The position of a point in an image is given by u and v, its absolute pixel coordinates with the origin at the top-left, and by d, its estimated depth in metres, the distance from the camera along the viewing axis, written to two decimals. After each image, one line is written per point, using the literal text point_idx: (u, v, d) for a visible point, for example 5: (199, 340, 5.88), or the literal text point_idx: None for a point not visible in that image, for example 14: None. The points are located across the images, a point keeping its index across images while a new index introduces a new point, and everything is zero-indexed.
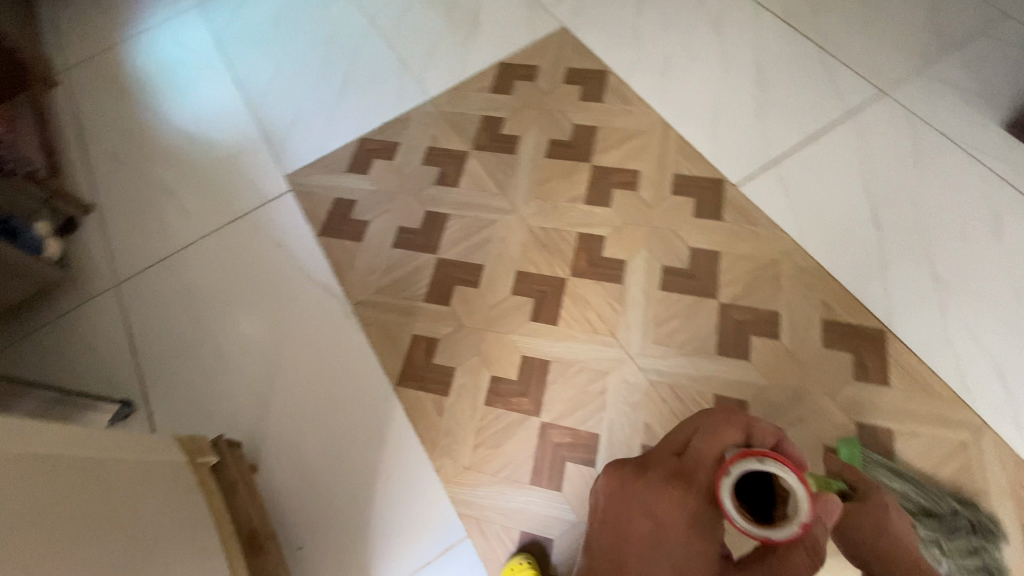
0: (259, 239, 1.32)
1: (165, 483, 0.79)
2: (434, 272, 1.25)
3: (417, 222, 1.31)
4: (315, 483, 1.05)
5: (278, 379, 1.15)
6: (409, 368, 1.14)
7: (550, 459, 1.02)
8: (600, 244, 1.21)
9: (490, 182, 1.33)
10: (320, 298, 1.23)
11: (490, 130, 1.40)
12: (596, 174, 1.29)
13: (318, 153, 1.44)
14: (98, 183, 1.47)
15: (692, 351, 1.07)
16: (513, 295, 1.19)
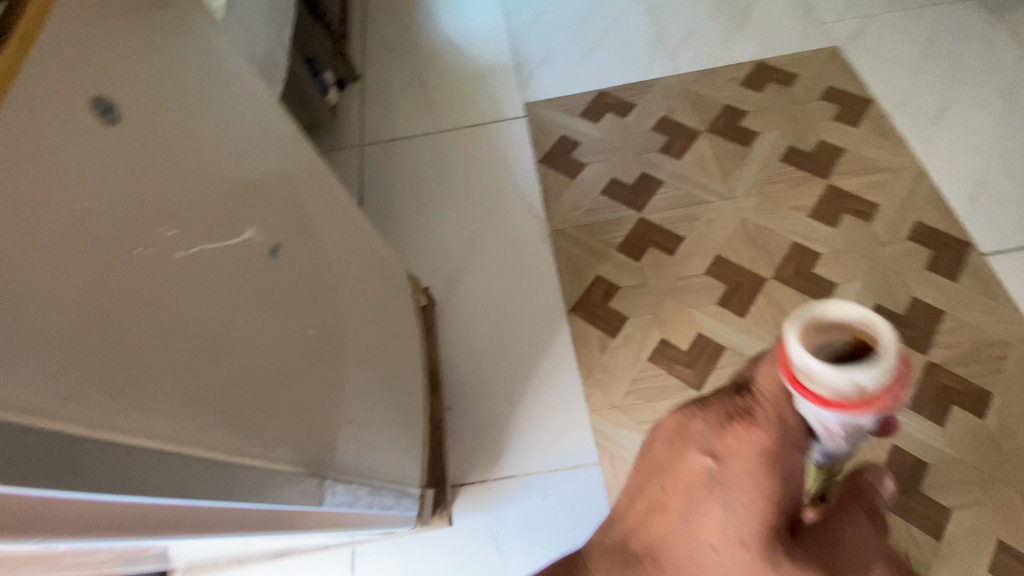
0: (487, 146, 1.45)
1: (395, 301, 0.93)
2: (634, 226, 1.27)
3: (631, 177, 1.34)
4: (476, 364, 1.14)
5: (469, 267, 1.26)
6: (585, 301, 1.19)
7: None
8: (812, 259, 1.17)
9: (715, 166, 1.33)
10: (522, 214, 1.33)
11: (729, 119, 1.40)
12: (828, 193, 1.25)
13: (559, 91, 1.52)
14: (368, 59, 1.68)
15: None
16: (707, 274, 1.18)
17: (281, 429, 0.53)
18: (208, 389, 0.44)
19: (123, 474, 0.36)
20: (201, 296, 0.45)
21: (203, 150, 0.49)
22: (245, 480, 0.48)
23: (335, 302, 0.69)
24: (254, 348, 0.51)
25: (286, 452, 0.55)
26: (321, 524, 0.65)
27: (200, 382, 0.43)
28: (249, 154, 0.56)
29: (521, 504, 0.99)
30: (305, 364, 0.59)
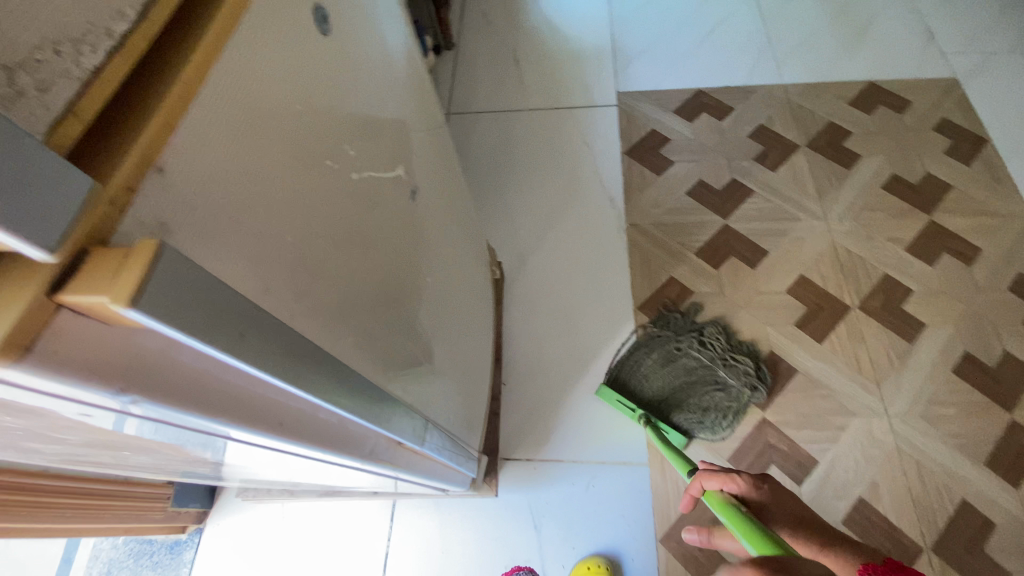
0: (573, 130, 1.42)
1: (475, 269, 0.93)
2: (716, 233, 1.23)
3: (719, 183, 1.30)
4: (535, 345, 1.14)
5: (541, 248, 1.25)
6: (654, 300, 1.17)
7: (757, 451, 0.99)
8: (902, 295, 1.11)
9: (810, 184, 1.27)
10: (602, 203, 1.30)
11: (831, 137, 1.34)
12: (930, 229, 1.19)
13: (655, 85, 1.48)
14: (464, 28, 1.67)
15: (957, 446, 0.97)
16: (787, 293, 1.14)
17: (392, 378, 0.46)
18: (359, 321, 0.39)
19: (298, 380, 0.29)
20: (372, 216, 0.40)
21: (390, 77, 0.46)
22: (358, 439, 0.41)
23: (442, 258, 0.66)
24: (400, 285, 0.48)
25: (412, 396, 0.52)
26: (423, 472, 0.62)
27: (347, 313, 0.37)
28: (395, 86, 0.48)
29: (566, 490, 0.99)
30: (422, 309, 0.55)
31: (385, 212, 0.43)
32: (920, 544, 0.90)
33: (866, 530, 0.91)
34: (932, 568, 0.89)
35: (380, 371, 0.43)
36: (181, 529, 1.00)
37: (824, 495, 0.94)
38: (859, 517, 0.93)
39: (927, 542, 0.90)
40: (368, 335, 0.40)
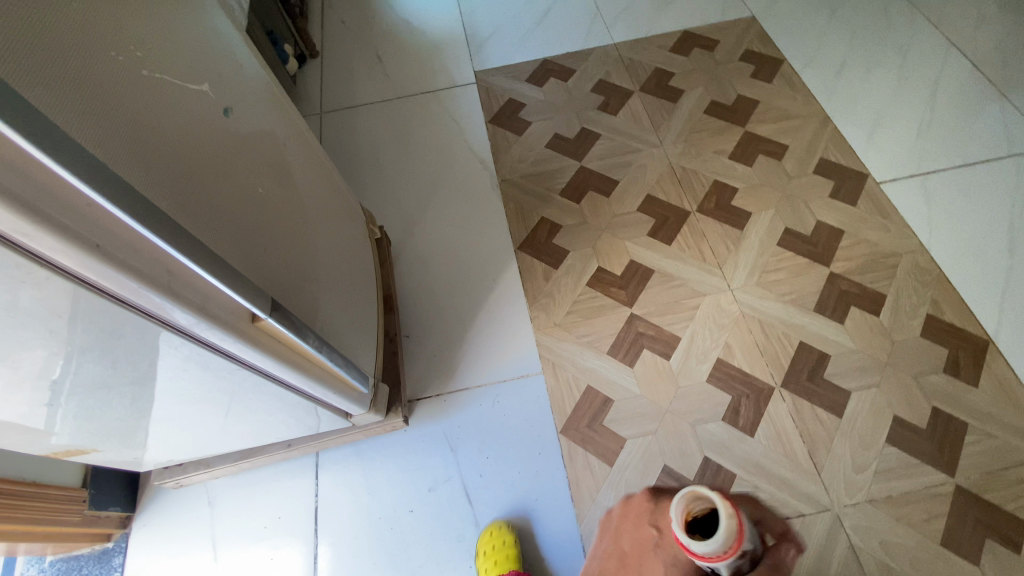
0: (439, 110, 1.55)
1: (350, 226, 1.02)
2: (574, 173, 1.39)
3: (572, 132, 1.46)
4: (431, 296, 1.24)
5: (425, 214, 1.36)
6: (530, 239, 1.30)
7: (630, 341, 1.13)
8: (731, 194, 1.31)
9: (646, 120, 1.46)
10: (473, 167, 1.43)
11: (659, 80, 1.54)
12: (745, 138, 1.40)
13: (506, 61, 1.65)
14: (326, 38, 1.78)
15: (790, 301, 1.15)
16: (640, 211, 1.30)
17: (240, 258, 0.55)
18: (186, 193, 0.48)
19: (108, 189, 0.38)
20: (182, 112, 0.50)
21: (186, 17, 0.56)
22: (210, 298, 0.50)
23: (294, 192, 0.75)
24: (233, 187, 0.57)
25: (271, 287, 0.61)
26: (309, 374, 0.71)
27: (170, 179, 0.46)
28: (198, 29, 0.58)
29: (475, 412, 1.09)
30: (271, 221, 0.64)
31: (200, 116, 0.53)
32: (771, 383, 1.06)
33: (727, 383, 1.07)
34: (784, 401, 1.05)
35: (221, 241, 0.52)
36: (106, 537, 1.01)
37: (690, 363, 1.09)
38: (720, 374, 1.08)
39: (776, 380, 1.07)
40: (197, 205, 0.49)
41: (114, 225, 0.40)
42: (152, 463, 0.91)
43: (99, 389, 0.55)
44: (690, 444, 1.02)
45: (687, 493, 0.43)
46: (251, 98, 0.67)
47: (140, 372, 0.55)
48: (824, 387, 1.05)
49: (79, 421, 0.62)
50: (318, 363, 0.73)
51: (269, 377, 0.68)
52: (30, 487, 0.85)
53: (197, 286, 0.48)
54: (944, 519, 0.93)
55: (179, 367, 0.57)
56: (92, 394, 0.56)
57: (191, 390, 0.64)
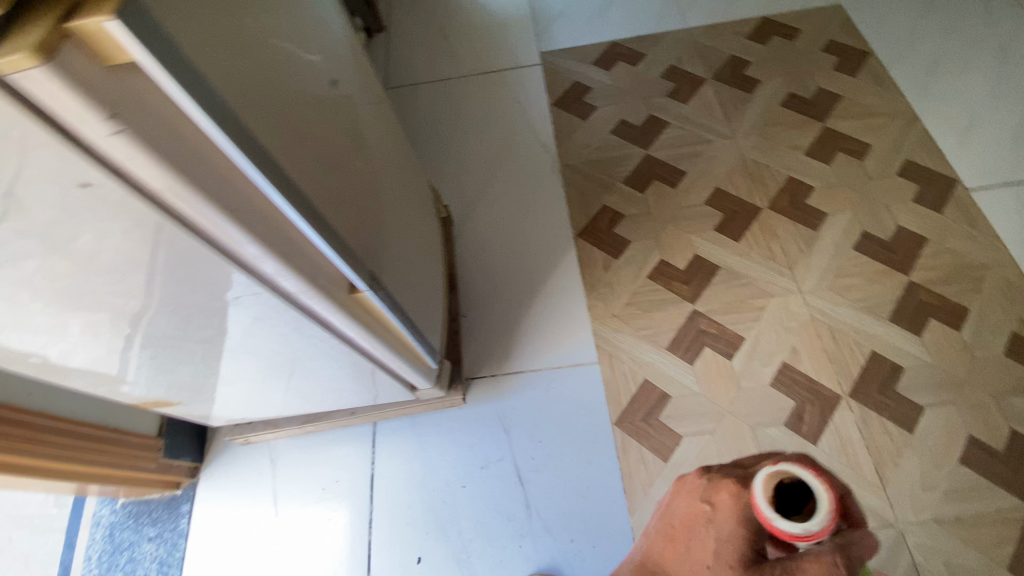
0: (503, 90, 1.53)
1: (419, 203, 1.03)
2: (641, 161, 1.35)
3: (639, 119, 1.42)
4: (488, 278, 1.23)
5: (486, 194, 1.35)
6: (592, 227, 1.27)
7: (691, 336, 1.11)
8: (805, 192, 1.26)
9: (718, 111, 1.41)
10: (536, 150, 1.41)
11: (733, 69, 1.48)
12: (824, 134, 1.34)
13: (574, 43, 1.61)
14: (393, 13, 1.77)
15: (863, 307, 1.11)
16: (707, 204, 1.27)
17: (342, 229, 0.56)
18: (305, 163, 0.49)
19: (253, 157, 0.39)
20: (301, 82, 0.51)
21: None
22: (310, 264, 0.51)
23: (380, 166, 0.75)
24: (338, 157, 0.58)
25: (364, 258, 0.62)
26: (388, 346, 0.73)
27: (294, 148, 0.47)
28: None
29: (529, 396, 1.09)
30: (364, 194, 0.65)
31: (314, 86, 0.53)
32: (838, 391, 1.03)
33: (791, 387, 1.04)
34: (851, 410, 1.01)
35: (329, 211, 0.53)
36: (176, 486, 1.07)
37: (753, 364, 1.07)
38: (784, 377, 1.05)
39: (843, 389, 1.03)
40: (310, 175, 0.49)
41: (247, 190, 0.41)
42: (224, 419, 0.96)
43: (200, 338, 0.58)
44: (749, 446, 0.99)
45: (772, 468, 0.40)
46: (347, 68, 0.67)
47: (235, 325, 0.56)
48: (895, 400, 1.01)
49: (175, 368, 0.65)
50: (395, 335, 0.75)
51: (348, 344, 0.69)
52: (113, 433, 0.91)
53: (299, 253, 0.49)
54: (1017, 547, 0.89)
55: (271, 325, 0.58)
56: (191, 343, 0.58)
57: (275, 348, 0.66)
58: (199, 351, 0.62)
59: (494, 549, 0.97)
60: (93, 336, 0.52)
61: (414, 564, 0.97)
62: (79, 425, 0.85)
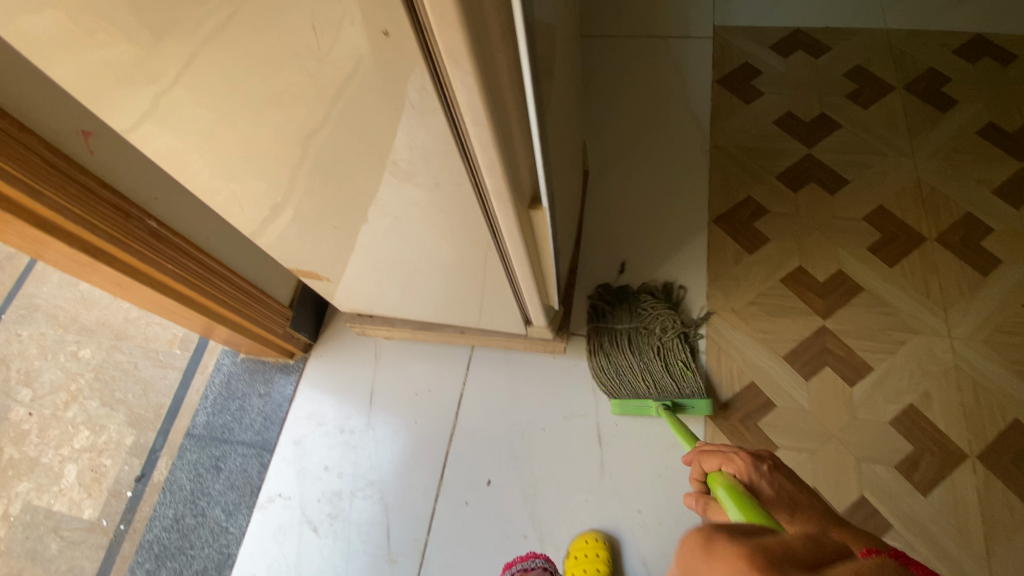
0: (667, 53, 1.45)
1: (573, 144, 1.01)
2: (799, 160, 1.26)
3: (808, 116, 1.32)
4: (611, 239, 1.21)
5: (627, 156, 1.30)
6: (731, 215, 1.21)
7: (813, 351, 1.04)
8: (982, 233, 1.13)
9: (901, 124, 1.28)
10: (688, 123, 1.34)
11: (930, 83, 1.33)
12: (1021, 176, 1.19)
13: (752, 22, 1.48)
14: None
15: (1019, 372, 1.00)
16: (862, 220, 1.17)
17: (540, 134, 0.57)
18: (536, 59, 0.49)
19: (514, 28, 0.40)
20: None
21: None
22: (512, 161, 0.52)
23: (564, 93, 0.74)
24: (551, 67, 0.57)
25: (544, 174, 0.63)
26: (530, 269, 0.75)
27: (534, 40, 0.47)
28: None
29: None
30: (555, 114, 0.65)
31: None
32: (965, 450, 0.95)
33: (912, 432, 0.96)
34: (974, 472, 0.93)
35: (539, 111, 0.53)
36: (289, 355, 1.18)
37: (875, 397, 0.99)
38: (907, 420, 0.97)
39: (972, 449, 0.95)
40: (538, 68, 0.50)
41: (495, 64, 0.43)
42: (350, 305, 1.03)
43: (384, 203, 0.62)
44: (849, 477, 0.94)
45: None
46: None
47: (424, 203, 0.61)
48: None
49: (344, 229, 0.70)
50: (539, 261, 0.76)
51: (497, 252, 0.71)
52: (257, 292, 1.00)
53: (509, 148, 0.51)
54: None
55: (451, 213, 0.62)
56: (377, 205, 0.63)
57: (435, 237, 0.69)
58: (375, 218, 0.66)
59: (561, 495, 1.00)
60: (306, 171, 0.58)
61: (483, 485, 1.02)
62: (236, 276, 0.94)
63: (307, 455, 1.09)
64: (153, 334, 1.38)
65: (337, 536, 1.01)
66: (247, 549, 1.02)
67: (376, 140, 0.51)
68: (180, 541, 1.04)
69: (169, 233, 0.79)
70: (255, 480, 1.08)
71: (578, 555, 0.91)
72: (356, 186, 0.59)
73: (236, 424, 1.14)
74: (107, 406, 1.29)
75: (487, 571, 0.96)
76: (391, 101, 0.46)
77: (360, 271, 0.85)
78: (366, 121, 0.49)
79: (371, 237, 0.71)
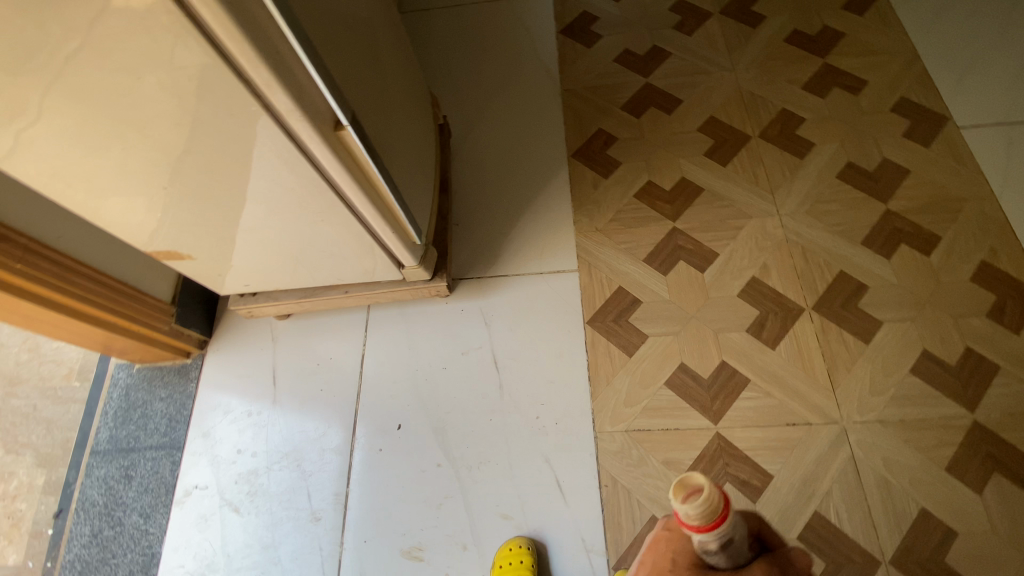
0: (512, 13, 1.54)
1: (415, 96, 1.08)
2: (639, 89, 1.39)
3: (643, 50, 1.45)
4: (482, 187, 1.28)
5: (487, 111, 1.39)
6: (586, 147, 1.31)
7: (669, 250, 1.16)
8: (796, 123, 1.29)
9: (721, 44, 1.43)
10: (539, 73, 1.44)
11: (742, 5, 1.49)
12: (823, 70, 1.36)
13: None
14: None
15: (838, 232, 1.15)
16: (698, 131, 1.30)
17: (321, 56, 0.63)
18: None
19: None
20: None
21: None
22: (290, 79, 0.59)
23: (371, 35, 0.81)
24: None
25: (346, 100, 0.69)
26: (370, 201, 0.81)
27: None
28: None
29: (511, 295, 1.16)
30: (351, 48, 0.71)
31: None
32: (802, 305, 1.08)
33: (758, 299, 1.09)
34: (813, 321, 1.07)
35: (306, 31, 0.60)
36: (187, 355, 1.18)
37: (724, 277, 1.12)
38: (753, 290, 1.10)
39: (808, 303, 1.08)
40: None
41: None
42: (232, 288, 1.05)
43: (197, 150, 0.66)
44: (712, 348, 1.05)
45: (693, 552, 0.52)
46: None
47: (238, 144, 0.65)
48: (857, 316, 1.06)
49: (183, 198, 0.73)
50: (380, 194, 0.82)
51: (319, 176, 0.73)
52: (130, 290, 1.01)
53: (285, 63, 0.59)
54: (953, 449, 0.95)
55: (266, 150, 0.67)
56: (206, 163, 0.68)
57: (267, 182, 0.73)
58: (209, 177, 0.70)
59: (467, 422, 1.07)
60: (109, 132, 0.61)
61: (395, 430, 1.08)
62: (100, 274, 0.95)
63: (218, 444, 1.10)
64: (46, 373, 1.26)
65: (259, 510, 1.03)
66: (170, 544, 1.03)
67: (164, 84, 0.56)
68: (101, 554, 1.04)
69: (11, 233, 0.81)
70: (169, 479, 1.08)
71: (502, 563, 0.92)
72: (172, 143, 0.64)
73: (142, 432, 1.13)
74: (13, 452, 1.17)
75: (408, 505, 1.01)
76: (164, 37, 0.51)
77: (219, 244, 0.87)
78: (145, 60, 0.53)
79: (210, 198, 0.74)
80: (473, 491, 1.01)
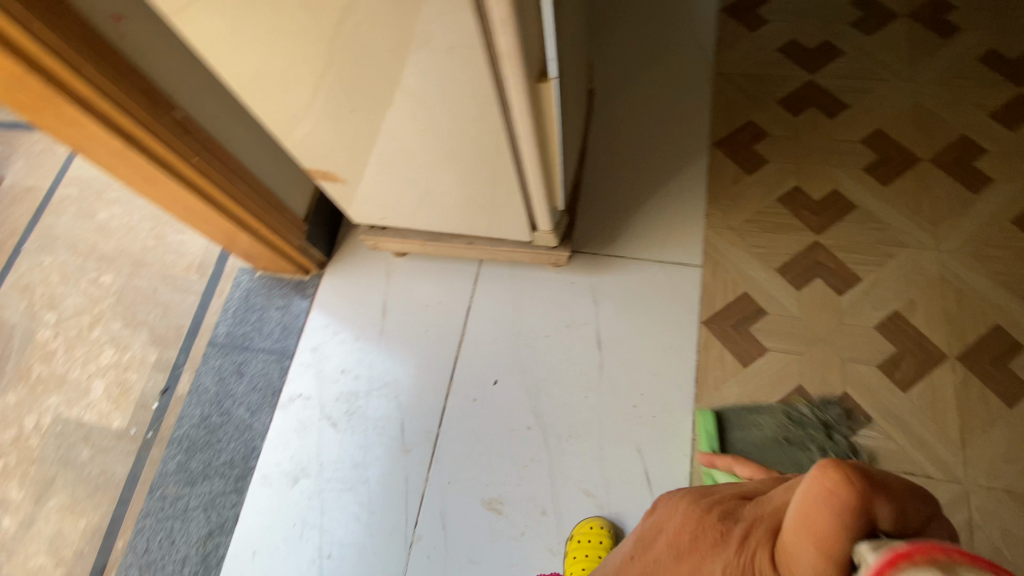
0: None
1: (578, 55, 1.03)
2: (801, 86, 1.28)
3: (811, 43, 1.34)
4: (615, 161, 1.24)
5: (631, 82, 1.32)
6: (732, 138, 1.24)
7: (805, 265, 1.09)
8: (975, 153, 1.16)
9: (903, 51, 1.30)
10: (694, 50, 1.35)
11: (935, 10, 1.33)
12: (1019, 99, 1.21)
13: None
14: None
15: (1003, 282, 1.04)
16: (859, 143, 1.20)
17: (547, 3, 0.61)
18: None
19: None
20: None
21: None
22: (522, 22, 0.57)
23: None
24: None
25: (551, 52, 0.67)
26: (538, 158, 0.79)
27: None
28: None
29: (627, 277, 1.13)
30: None
31: None
32: (945, 352, 1.00)
33: (895, 336, 1.02)
34: (953, 371, 0.99)
35: None
36: (305, 271, 1.23)
37: (861, 304, 1.05)
38: (892, 325, 1.03)
39: (952, 351, 1.00)
40: None
41: None
42: (364, 217, 1.08)
43: (394, 70, 0.65)
44: (834, 376, 1.00)
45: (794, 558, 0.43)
46: None
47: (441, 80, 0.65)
48: (1006, 376, 0.97)
49: (362, 113, 0.74)
50: (547, 153, 0.81)
51: (503, 126, 0.72)
52: (275, 200, 1.05)
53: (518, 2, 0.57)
54: None
55: (464, 90, 0.66)
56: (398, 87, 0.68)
57: (449, 118, 0.73)
58: (398, 98, 0.71)
59: (563, 393, 1.07)
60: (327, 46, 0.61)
61: (490, 384, 1.09)
62: (255, 179, 0.99)
63: (325, 360, 1.15)
64: (171, 261, 1.35)
65: (354, 430, 1.09)
66: (270, 442, 1.10)
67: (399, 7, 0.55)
68: (208, 436, 1.13)
69: (193, 126, 0.85)
70: (276, 383, 1.15)
71: (581, 539, 0.93)
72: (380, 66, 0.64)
73: (256, 334, 1.20)
74: (130, 326, 1.28)
75: (493, 459, 1.04)
76: None
77: (375, 169, 0.88)
78: None
79: None
80: (559, 461, 1.02)
